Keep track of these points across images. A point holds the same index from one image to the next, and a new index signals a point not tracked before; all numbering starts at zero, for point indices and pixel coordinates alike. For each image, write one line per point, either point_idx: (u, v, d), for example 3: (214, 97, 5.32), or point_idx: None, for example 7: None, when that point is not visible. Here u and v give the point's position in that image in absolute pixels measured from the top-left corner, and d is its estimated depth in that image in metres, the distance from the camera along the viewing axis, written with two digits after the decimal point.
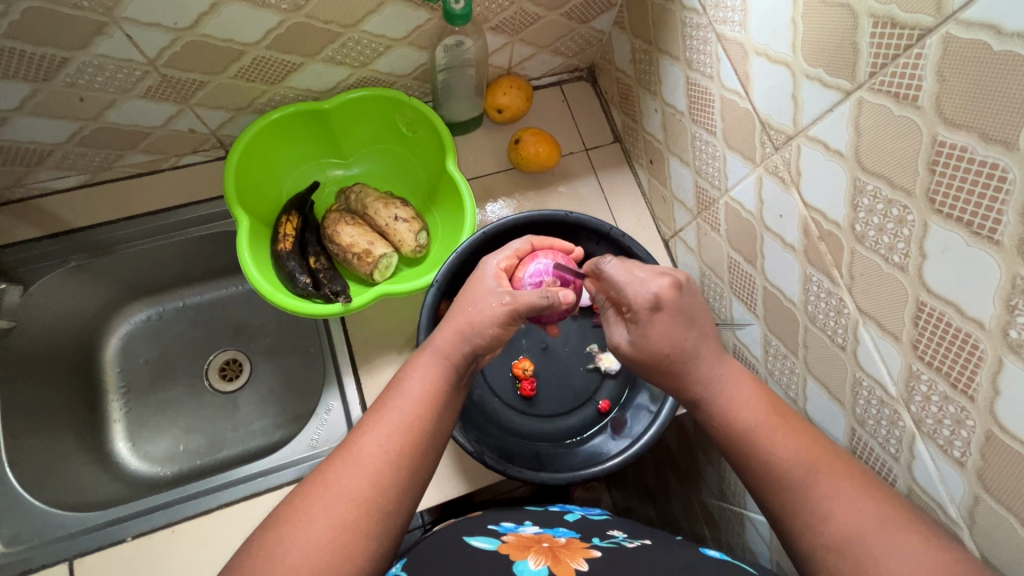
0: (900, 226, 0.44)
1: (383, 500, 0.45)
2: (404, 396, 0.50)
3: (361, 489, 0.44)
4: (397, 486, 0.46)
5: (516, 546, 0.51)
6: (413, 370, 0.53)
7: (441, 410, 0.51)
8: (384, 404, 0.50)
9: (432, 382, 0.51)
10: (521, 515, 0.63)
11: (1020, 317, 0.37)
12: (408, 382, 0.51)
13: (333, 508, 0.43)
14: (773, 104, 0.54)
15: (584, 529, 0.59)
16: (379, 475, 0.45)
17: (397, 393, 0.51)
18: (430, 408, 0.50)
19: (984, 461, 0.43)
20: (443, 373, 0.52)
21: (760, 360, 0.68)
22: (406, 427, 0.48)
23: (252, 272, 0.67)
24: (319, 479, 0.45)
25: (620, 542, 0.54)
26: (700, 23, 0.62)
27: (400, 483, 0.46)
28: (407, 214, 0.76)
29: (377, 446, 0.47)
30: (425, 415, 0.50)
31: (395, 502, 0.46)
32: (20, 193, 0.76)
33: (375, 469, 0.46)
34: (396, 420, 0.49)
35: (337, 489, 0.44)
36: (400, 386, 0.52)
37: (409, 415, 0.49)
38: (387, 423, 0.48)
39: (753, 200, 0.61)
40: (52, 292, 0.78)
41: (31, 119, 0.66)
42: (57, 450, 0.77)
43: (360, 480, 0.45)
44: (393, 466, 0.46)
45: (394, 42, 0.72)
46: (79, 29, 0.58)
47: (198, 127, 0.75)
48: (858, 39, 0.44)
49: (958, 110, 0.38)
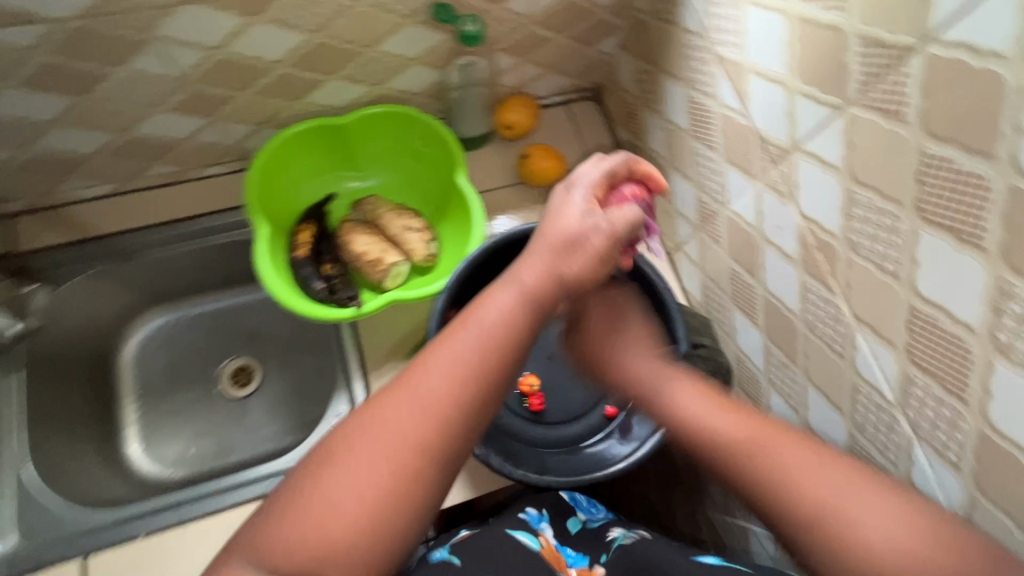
0: (892, 234, 0.46)
1: (434, 451, 0.40)
2: (456, 344, 0.43)
3: (413, 438, 0.39)
4: (451, 439, 0.40)
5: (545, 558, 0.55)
6: (482, 306, 0.45)
7: (500, 361, 0.43)
8: (428, 355, 0.43)
9: (496, 319, 0.44)
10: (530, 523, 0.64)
11: (1007, 320, 0.39)
12: (474, 321, 0.44)
13: (379, 453, 0.39)
14: (770, 120, 0.57)
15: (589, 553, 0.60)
16: (431, 427, 0.40)
17: (453, 339, 0.43)
18: (485, 357, 0.42)
19: (979, 464, 0.44)
20: (519, 310, 0.45)
21: (761, 370, 0.69)
22: (468, 365, 0.42)
23: (269, 277, 0.70)
24: (334, 449, 0.40)
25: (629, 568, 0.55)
26: (701, 45, 0.65)
27: (455, 433, 0.40)
28: (418, 225, 0.80)
29: (409, 412, 0.40)
30: (486, 364, 0.42)
31: (447, 456, 0.40)
32: (51, 201, 0.80)
33: (427, 417, 0.40)
34: (435, 379, 0.41)
35: (381, 435, 0.39)
36: (452, 335, 0.44)
37: (467, 362, 0.42)
38: (442, 368, 0.42)
39: (752, 213, 0.63)
40: (75, 295, 0.81)
41: (66, 130, 0.70)
42: (73, 451, 0.79)
43: (385, 452, 0.39)
44: (448, 416, 0.40)
45: (410, 61, 0.76)
46: (118, 46, 0.62)
47: (222, 140, 0.79)
48: (848, 59, 0.46)
49: (941, 125, 0.40)
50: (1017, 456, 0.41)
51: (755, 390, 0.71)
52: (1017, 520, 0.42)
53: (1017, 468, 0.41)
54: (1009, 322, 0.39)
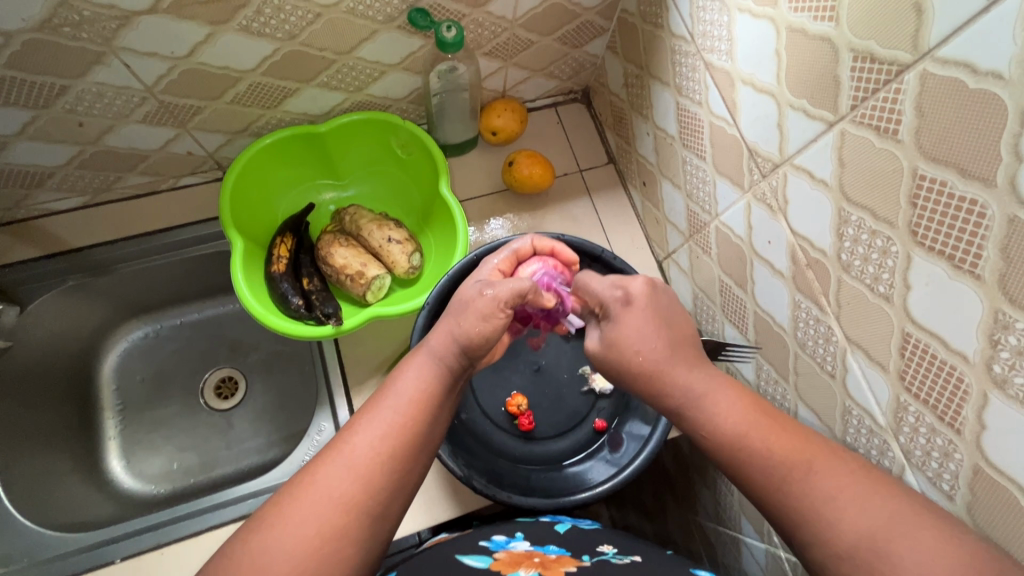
0: (884, 256, 0.44)
1: (371, 502, 0.43)
2: (377, 419, 0.47)
3: (350, 494, 0.43)
4: (387, 490, 0.44)
5: (508, 562, 0.48)
6: (400, 379, 0.51)
7: (430, 414, 0.49)
8: (352, 430, 0.47)
9: (416, 389, 0.50)
10: (512, 527, 0.59)
11: (1003, 352, 0.37)
12: (402, 383, 0.50)
13: (320, 510, 0.42)
14: (760, 132, 0.54)
15: (574, 546, 0.55)
16: (369, 477, 0.44)
17: (375, 412, 0.48)
18: (406, 426, 0.47)
19: (973, 495, 0.42)
20: (437, 378, 0.51)
21: (752, 384, 0.67)
22: (399, 422, 0.47)
23: (244, 294, 0.67)
24: (264, 527, 0.41)
25: (610, 562, 0.50)
26: (689, 51, 0.62)
27: (389, 485, 0.45)
28: (400, 236, 0.77)
29: (335, 486, 0.43)
30: (416, 417, 0.48)
31: (383, 507, 0.44)
32: (20, 214, 0.77)
33: (364, 472, 0.44)
34: (361, 449, 0.45)
35: (322, 492, 0.43)
36: (373, 409, 0.48)
37: (399, 417, 0.47)
38: (377, 425, 0.47)
39: (742, 225, 0.61)
40: (48, 311, 0.79)
41: (32, 143, 0.67)
42: (50, 469, 0.77)
43: (315, 525, 0.41)
44: (383, 469, 0.45)
45: (388, 67, 0.73)
46: (79, 58, 0.59)
47: (196, 150, 0.76)
48: (839, 73, 0.44)
49: (936, 146, 0.38)
50: (1010, 489, 0.39)
51: None
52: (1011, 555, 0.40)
53: (1010, 502, 0.39)
54: (1006, 354, 0.37)
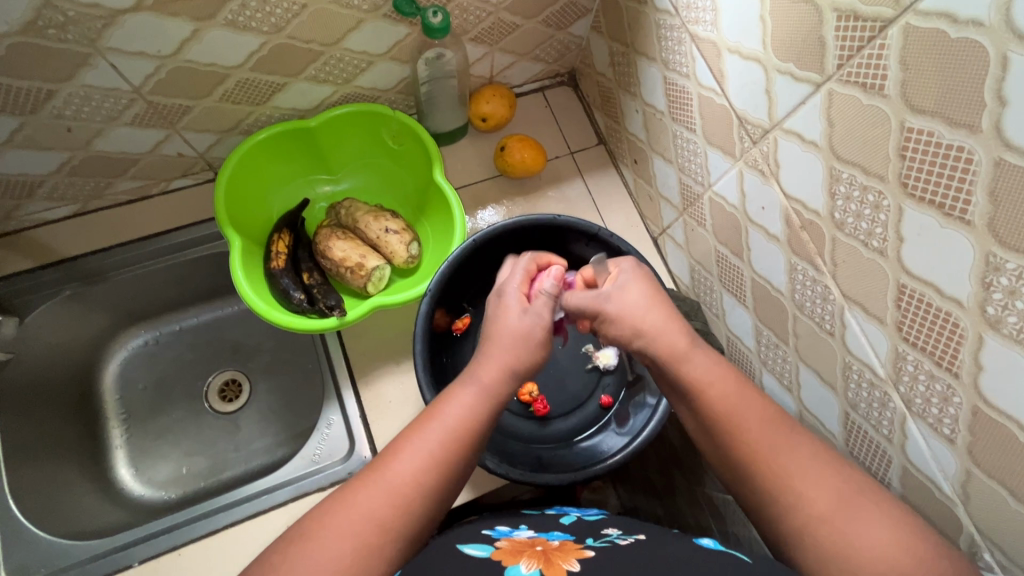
0: (876, 211, 0.45)
1: (406, 527, 0.45)
2: (421, 446, 0.48)
3: (389, 517, 0.45)
4: (420, 516, 0.46)
5: (508, 551, 0.48)
6: (445, 408, 0.51)
7: (470, 449, 0.50)
8: (395, 455, 0.48)
9: (457, 420, 0.50)
10: (516, 520, 0.60)
11: (995, 294, 0.38)
12: (445, 415, 0.50)
13: (360, 530, 0.43)
14: (748, 99, 0.55)
15: (578, 531, 0.56)
16: (407, 503, 0.46)
17: (419, 440, 0.49)
18: (446, 457, 0.48)
19: (972, 437, 0.44)
20: (479, 411, 0.51)
21: (753, 351, 0.69)
22: (440, 454, 0.48)
23: (245, 291, 0.67)
24: (304, 538, 0.43)
25: (614, 541, 0.51)
26: (674, 24, 0.63)
27: (424, 512, 0.46)
28: (397, 226, 0.77)
29: (375, 507, 0.45)
30: (456, 448, 0.49)
31: (414, 532, 0.46)
32: (11, 226, 0.77)
33: (402, 497, 0.46)
34: (401, 475, 0.47)
35: (362, 512, 0.44)
36: (417, 434, 0.50)
37: (441, 447, 0.49)
38: (419, 452, 0.48)
39: (735, 193, 0.62)
40: (47, 321, 0.78)
41: (21, 151, 0.67)
42: (59, 480, 0.77)
43: (353, 544, 0.43)
44: (420, 496, 0.46)
45: (376, 57, 0.73)
46: (64, 60, 0.59)
47: (186, 151, 0.76)
48: (823, 33, 0.45)
49: (922, 98, 0.39)
50: (1008, 427, 0.40)
51: (746, 370, 0.71)
52: (1012, 490, 0.42)
53: (1009, 439, 0.41)
54: (998, 296, 0.38)
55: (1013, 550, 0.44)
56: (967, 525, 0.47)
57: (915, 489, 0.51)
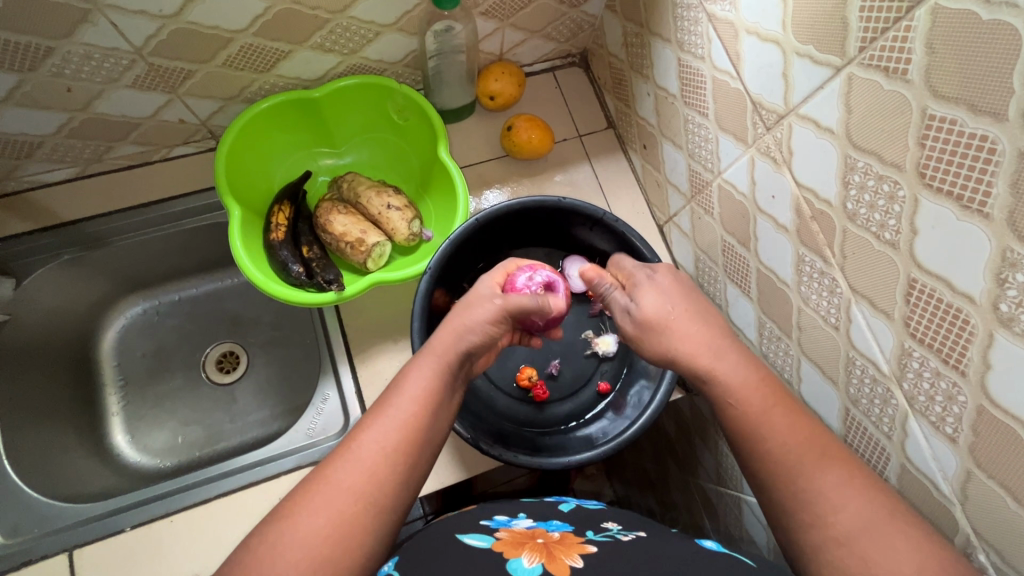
0: (891, 202, 0.44)
1: (383, 494, 0.45)
2: (387, 417, 0.48)
3: (362, 486, 0.44)
4: (394, 482, 0.45)
5: (510, 543, 0.47)
6: (408, 379, 0.52)
7: (436, 413, 0.50)
8: (361, 428, 0.48)
9: (421, 388, 0.50)
10: (513, 507, 0.60)
11: (1010, 290, 0.37)
12: (407, 385, 0.51)
13: (334, 501, 0.43)
14: (764, 83, 0.54)
15: (577, 522, 0.55)
16: (379, 470, 0.45)
17: (384, 411, 0.49)
18: (413, 422, 0.48)
19: (976, 437, 0.43)
20: (440, 373, 0.52)
21: (755, 343, 0.68)
22: (405, 421, 0.48)
23: (243, 261, 0.67)
24: (280, 517, 0.42)
25: (615, 536, 0.50)
26: (691, 4, 0.61)
27: (399, 478, 0.46)
28: (399, 202, 0.76)
29: (347, 478, 0.44)
30: (421, 412, 0.49)
31: (392, 498, 0.45)
32: (10, 186, 0.76)
33: (374, 465, 0.45)
34: (369, 445, 0.46)
35: (334, 484, 0.44)
36: (382, 407, 0.50)
37: (406, 413, 0.49)
38: (385, 422, 0.48)
39: (745, 181, 0.61)
40: (46, 284, 0.78)
41: (19, 110, 0.66)
42: (54, 443, 0.77)
43: (329, 514, 0.42)
44: (391, 462, 0.46)
45: (383, 28, 0.71)
46: (64, 16, 0.58)
47: (188, 118, 0.75)
48: (847, 14, 0.43)
49: (946, 83, 0.37)
50: (1013, 427, 0.39)
51: None
52: (1013, 492, 0.41)
53: (1013, 439, 0.40)
54: (1012, 292, 0.37)
55: (1011, 553, 0.43)
56: (964, 526, 0.46)
57: (913, 488, 0.50)
